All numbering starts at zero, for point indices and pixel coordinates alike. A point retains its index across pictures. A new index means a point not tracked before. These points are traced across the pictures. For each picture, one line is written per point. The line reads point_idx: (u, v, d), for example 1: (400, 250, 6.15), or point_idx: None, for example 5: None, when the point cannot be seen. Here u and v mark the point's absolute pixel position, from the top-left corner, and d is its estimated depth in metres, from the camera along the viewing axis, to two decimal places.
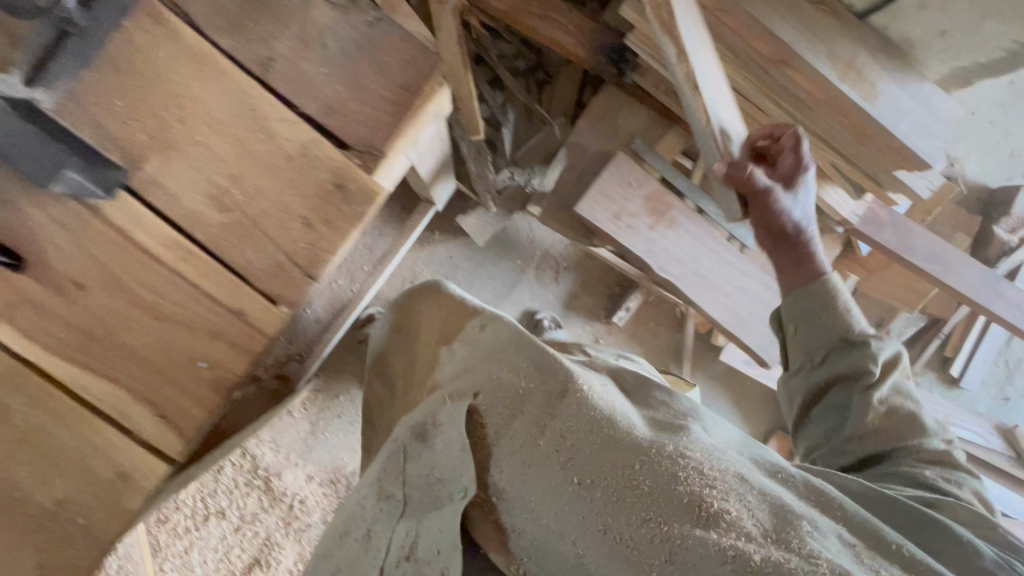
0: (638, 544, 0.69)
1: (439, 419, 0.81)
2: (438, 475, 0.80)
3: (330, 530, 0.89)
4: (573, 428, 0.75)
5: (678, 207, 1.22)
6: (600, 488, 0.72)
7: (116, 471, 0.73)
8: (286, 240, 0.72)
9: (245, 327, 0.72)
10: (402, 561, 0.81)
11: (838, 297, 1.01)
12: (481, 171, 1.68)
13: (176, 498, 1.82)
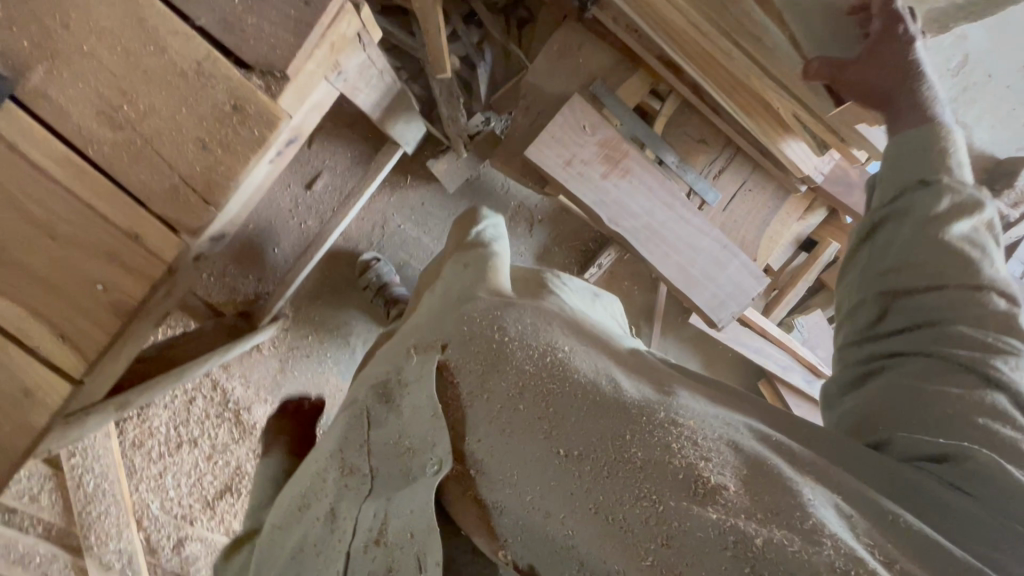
0: (631, 526, 0.62)
1: (407, 379, 0.79)
2: (407, 443, 0.75)
3: (293, 503, 0.87)
4: (554, 391, 0.70)
5: (632, 154, 1.28)
6: (587, 462, 0.65)
7: (19, 388, 0.73)
8: (181, 162, 0.70)
9: (142, 252, 0.71)
10: (373, 544, 0.75)
11: (945, 142, 0.85)
12: (454, 116, 1.57)
13: (149, 426, 1.88)
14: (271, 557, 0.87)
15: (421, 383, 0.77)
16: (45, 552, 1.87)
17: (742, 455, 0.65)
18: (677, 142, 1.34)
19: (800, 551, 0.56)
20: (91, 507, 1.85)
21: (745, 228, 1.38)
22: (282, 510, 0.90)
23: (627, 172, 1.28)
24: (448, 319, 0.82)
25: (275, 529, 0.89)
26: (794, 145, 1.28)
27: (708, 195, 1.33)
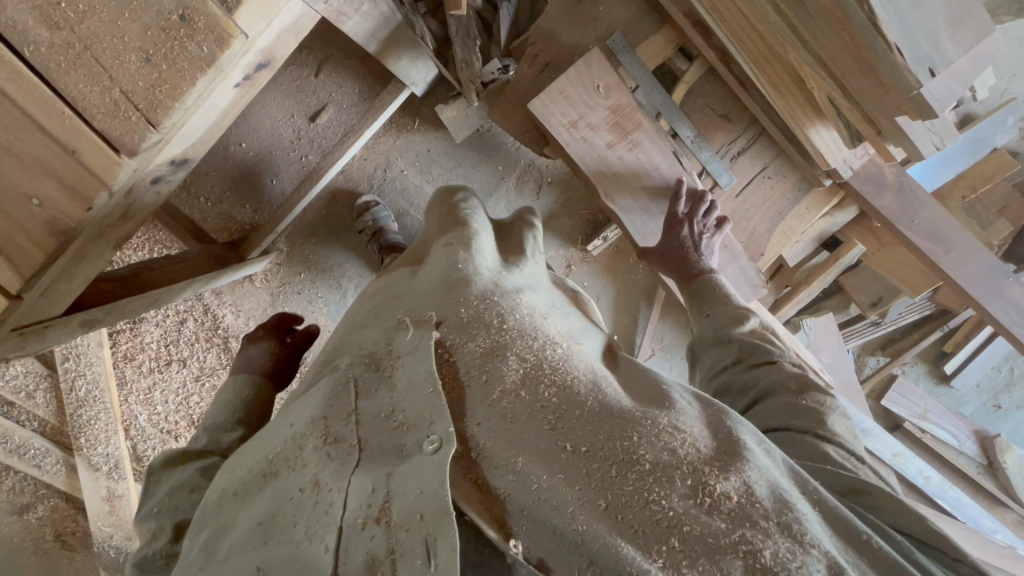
0: (645, 525, 0.65)
1: (399, 352, 0.83)
2: (400, 418, 0.76)
3: (256, 473, 0.80)
4: (559, 388, 0.76)
5: (645, 124, 1.17)
6: (595, 456, 0.69)
7: None
8: (123, 75, 0.63)
9: (80, 170, 0.66)
10: (370, 522, 0.68)
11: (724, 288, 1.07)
12: (467, 57, 1.46)
13: (142, 341, 1.91)
14: (229, 523, 0.79)
15: (420, 356, 0.80)
16: (39, 446, 1.98)
17: (743, 465, 0.70)
18: (698, 115, 1.23)
19: (801, 564, 0.62)
20: (83, 410, 1.93)
21: (759, 217, 1.27)
22: (241, 474, 0.82)
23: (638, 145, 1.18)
24: (441, 300, 0.88)
25: (229, 497, 0.81)
26: (826, 132, 1.16)
27: (721, 177, 1.22)
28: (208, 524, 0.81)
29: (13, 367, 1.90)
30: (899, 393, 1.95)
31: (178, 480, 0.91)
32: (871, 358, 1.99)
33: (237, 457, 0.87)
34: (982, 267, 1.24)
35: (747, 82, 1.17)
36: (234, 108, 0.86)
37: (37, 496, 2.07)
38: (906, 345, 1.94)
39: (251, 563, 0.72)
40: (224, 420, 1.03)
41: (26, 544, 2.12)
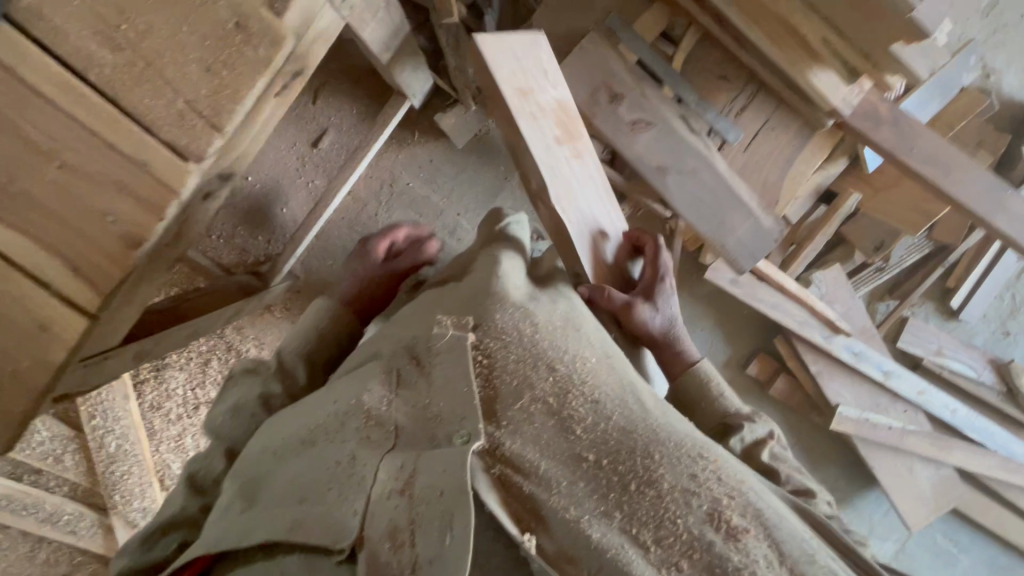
0: (650, 531, 0.82)
1: (436, 348, 0.95)
2: (434, 411, 0.89)
3: (296, 440, 0.94)
4: (588, 407, 0.90)
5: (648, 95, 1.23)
6: (612, 468, 0.85)
7: (37, 322, 0.72)
8: (185, 86, 0.67)
9: (151, 182, 0.69)
10: (397, 493, 0.83)
11: (711, 381, 1.15)
12: (459, 66, 1.57)
13: (168, 388, 1.91)
14: (267, 477, 0.93)
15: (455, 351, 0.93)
16: (72, 511, 1.94)
17: (764, 511, 0.84)
18: (697, 78, 1.29)
19: None
20: (115, 466, 1.91)
21: (769, 166, 1.32)
22: (285, 437, 0.96)
23: (580, 152, 1.16)
24: (471, 299, 1.00)
25: (269, 456, 0.96)
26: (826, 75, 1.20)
27: (729, 134, 1.29)
28: (245, 475, 0.96)
29: (38, 434, 1.86)
30: (913, 331, 2.02)
31: (235, 404, 1.08)
32: (881, 304, 2.06)
33: (278, 422, 1.01)
34: (982, 183, 1.31)
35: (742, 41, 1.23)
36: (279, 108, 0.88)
37: (76, 563, 2.03)
38: (912, 286, 2.01)
39: (286, 518, 0.86)
40: (307, 347, 1.15)
41: None
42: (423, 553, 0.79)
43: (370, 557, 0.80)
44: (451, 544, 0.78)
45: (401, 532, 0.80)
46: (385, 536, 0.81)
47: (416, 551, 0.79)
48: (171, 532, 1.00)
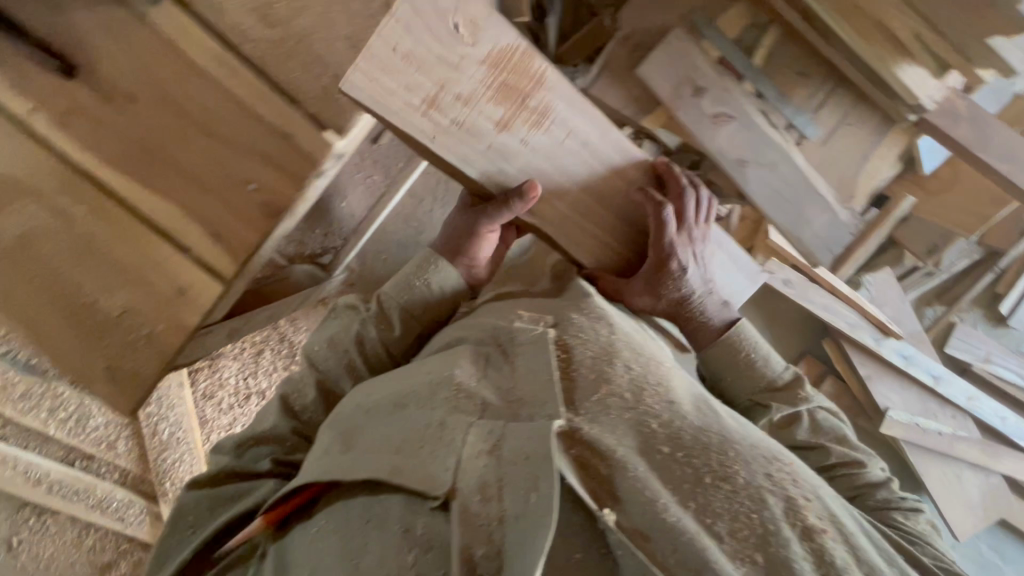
0: (730, 526, 0.75)
1: (519, 339, 0.94)
2: (517, 394, 0.86)
3: (386, 402, 0.91)
4: (664, 401, 0.86)
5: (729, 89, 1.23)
6: (690, 462, 0.80)
7: (173, 286, 0.75)
8: (333, 58, 0.71)
9: (293, 152, 0.72)
10: (484, 453, 0.79)
11: (750, 354, 1.08)
12: None
13: (221, 377, 1.93)
14: (361, 429, 0.89)
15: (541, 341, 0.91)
16: (120, 498, 1.94)
17: (841, 518, 0.79)
18: (782, 68, 1.16)
19: None
20: (165, 453, 1.96)
21: (849, 161, 1.20)
22: (377, 397, 0.93)
23: (548, 116, 0.91)
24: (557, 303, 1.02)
25: (359, 414, 0.92)
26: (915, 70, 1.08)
27: (812, 129, 1.17)
28: (336, 428, 0.92)
29: (93, 419, 1.86)
30: (962, 337, 2.02)
31: (333, 335, 1.10)
32: (929, 309, 2.06)
33: (370, 385, 0.98)
34: None
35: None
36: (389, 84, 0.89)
37: (119, 554, 1.96)
38: (961, 292, 2.02)
39: (384, 464, 0.81)
40: (404, 299, 1.10)
41: None
42: (512, 510, 0.73)
43: (461, 514, 0.73)
44: (537, 503, 0.72)
45: (491, 492, 0.75)
46: (474, 491, 0.75)
47: (504, 509, 0.73)
48: (260, 448, 1.00)
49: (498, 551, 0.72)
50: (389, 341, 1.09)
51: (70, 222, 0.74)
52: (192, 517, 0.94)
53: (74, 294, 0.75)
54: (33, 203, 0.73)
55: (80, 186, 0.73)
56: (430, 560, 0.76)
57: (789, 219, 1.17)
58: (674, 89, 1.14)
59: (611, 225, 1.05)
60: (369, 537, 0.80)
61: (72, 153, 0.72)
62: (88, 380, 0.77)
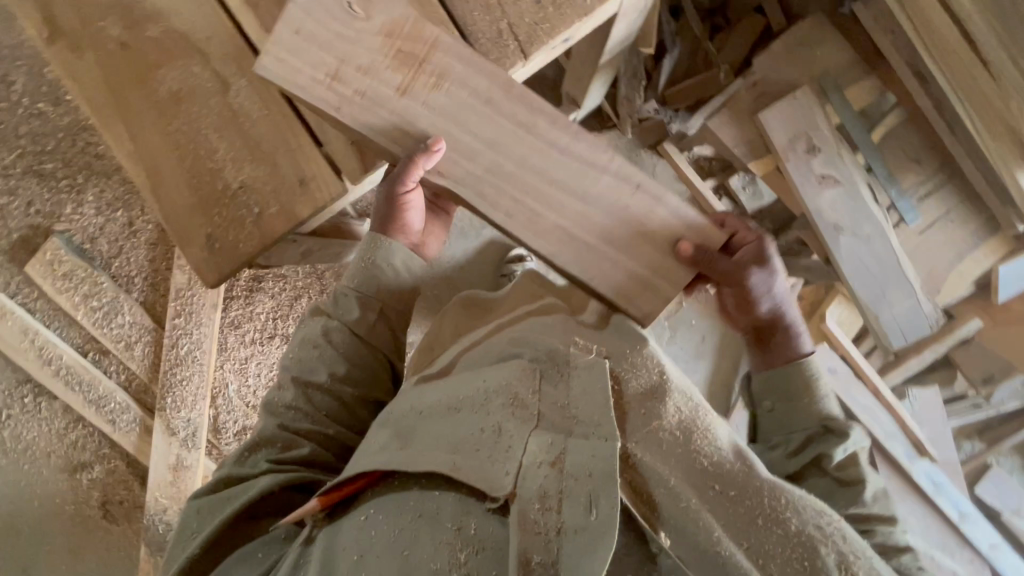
0: (784, 573, 0.66)
1: (574, 363, 0.80)
2: (572, 413, 0.74)
3: (440, 404, 0.81)
4: (715, 439, 0.75)
5: (828, 148, 1.31)
6: (743, 504, 0.70)
7: (298, 176, 0.79)
8: (514, 10, 0.85)
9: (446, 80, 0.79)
10: (546, 463, 0.68)
11: (816, 382, 0.95)
12: (630, 96, 1.67)
13: (254, 310, 1.98)
14: (416, 428, 0.79)
15: (596, 366, 0.78)
16: (120, 400, 1.95)
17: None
18: (891, 156, 1.37)
19: None
20: (179, 369, 1.91)
21: (936, 255, 1.37)
22: (432, 398, 0.83)
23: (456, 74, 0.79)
24: (618, 337, 0.86)
25: (412, 415, 0.82)
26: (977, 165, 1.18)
27: (908, 214, 1.35)
28: (392, 423, 0.83)
29: (122, 317, 1.93)
30: (997, 479, 1.94)
31: (303, 334, 0.95)
32: (966, 442, 2.00)
33: (416, 392, 0.88)
34: None
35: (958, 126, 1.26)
36: (530, 47, 0.84)
37: (97, 456, 2.00)
38: (1002, 433, 1.96)
39: (444, 457, 0.72)
40: (356, 289, 0.94)
41: (67, 508, 2.01)
42: (570, 524, 0.63)
43: (518, 519, 0.63)
44: (597, 521, 0.63)
45: (549, 504, 0.65)
46: (533, 498, 0.65)
47: (561, 521, 0.63)
48: (256, 450, 0.89)
49: (553, 566, 0.61)
50: (359, 324, 0.93)
51: (226, 90, 0.79)
52: (195, 522, 0.85)
53: (207, 159, 0.79)
54: (200, 68, 0.79)
55: (247, 61, 0.79)
56: (485, 561, 0.66)
57: (873, 296, 1.31)
58: (788, 143, 1.31)
59: (636, 248, 0.84)
60: (421, 528, 0.70)
61: (251, 30, 0.78)
62: (190, 241, 0.79)
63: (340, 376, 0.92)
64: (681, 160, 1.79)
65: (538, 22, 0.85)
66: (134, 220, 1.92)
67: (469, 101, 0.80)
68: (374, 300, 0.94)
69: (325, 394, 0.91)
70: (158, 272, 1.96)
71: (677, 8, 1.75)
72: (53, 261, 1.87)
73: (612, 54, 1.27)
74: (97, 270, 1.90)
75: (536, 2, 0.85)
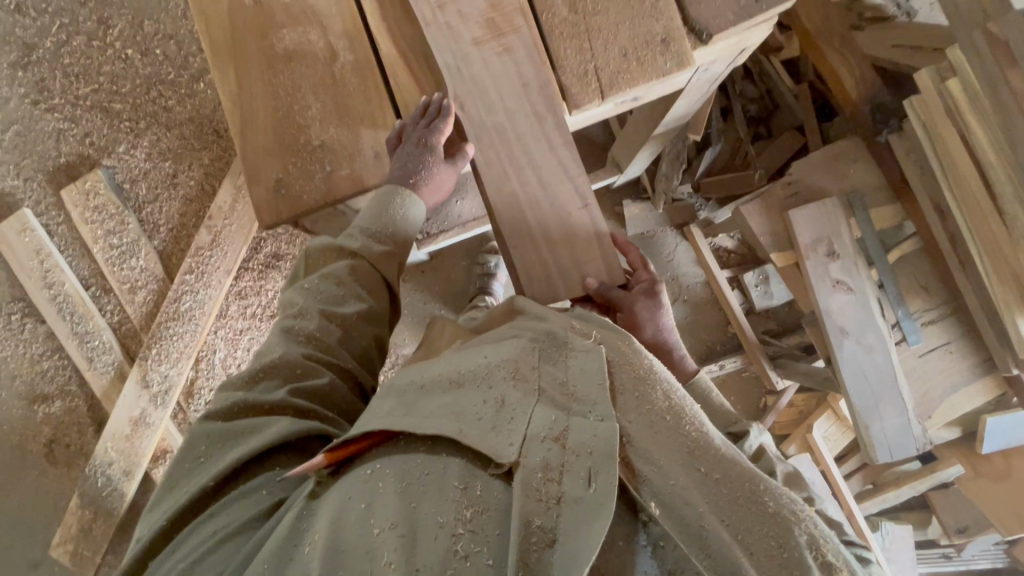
0: (761, 551, 0.66)
1: (572, 345, 0.81)
2: (571, 389, 0.76)
3: (442, 378, 0.78)
4: (700, 423, 0.76)
5: (845, 256, 1.39)
6: (726, 486, 0.70)
7: (373, 151, 0.96)
8: (602, 56, 0.96)
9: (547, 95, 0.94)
10: (549, 439, 0.69)
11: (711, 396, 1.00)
12: (668, 175, 1.79)
13: (264, 286, 1.98)
14: (416, 403, 0.77)
15: (594, 351, 0.79)
16: (104, 340, 1.93)
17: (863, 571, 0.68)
18: (903, 277, 1.46)
19: None
20: (172, 324, 1.90)
21: (932, 382, 1.41)
22: (434, 371, 0.80)
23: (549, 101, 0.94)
24: (620, 343, 0.84)
25: (413, 390, 0.79)
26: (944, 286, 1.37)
27: (912, 335, 1.41)
28: (392, 395, 0.81)
29: (135, 260, 1.95)
30: None
31: (323, 270, 0.95)
32: None
33: (421, 365, 0.85)
34: None
35: (969, 265, 1.35)
36: (609, 90, 0.95)
37: (61, 391, 1.95)
38: None
39: (451, 426, 0.72)
40: (379, 231, 0.95)
41: (14, 436, 1.94)
42: (570, 494, 0.66)
43: (522, 485, 0.66)
44: (593, 494, 0.66)
45: (551, 476, 0.67)
46: (537, 469, 0.67)
47: (561, 491, 0.66)
48: (270, 381, 0.88)
49: (552, 532, 0.64)
50: (386, 261, 0.96)
51: (335, 61, 0.96)
52: (206, 447, 0.85)
53: (298, 114, 0.95)
54: (319, 36, 0.96)
55: (363, 44, 0.96)
56: (487, 522, 0.67)
57: (866, 406, 1.34)
58: (810, 244, 1.40)
59: (563, 254, 0.95)
60: (427, 486, 0.71)
61: (397, 31, 0.97)
62: (263, 176, 0.94)
63: (358, 310, 0.93)
64: (703, 243, 1.87)
65: (620, 72, 0.95)
66: (178, 173, 1.97)
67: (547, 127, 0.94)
68: (391, 247, 0.97)
69: (343, 327, 0.92)
70: (184, 226, 1.98)
71: (727, 108, 1.90)
72: (90, 192, 1.93)
73: (665, 129, 1.38)
74: (127, 211, 1.94)
75: (623, 55, 0.96)
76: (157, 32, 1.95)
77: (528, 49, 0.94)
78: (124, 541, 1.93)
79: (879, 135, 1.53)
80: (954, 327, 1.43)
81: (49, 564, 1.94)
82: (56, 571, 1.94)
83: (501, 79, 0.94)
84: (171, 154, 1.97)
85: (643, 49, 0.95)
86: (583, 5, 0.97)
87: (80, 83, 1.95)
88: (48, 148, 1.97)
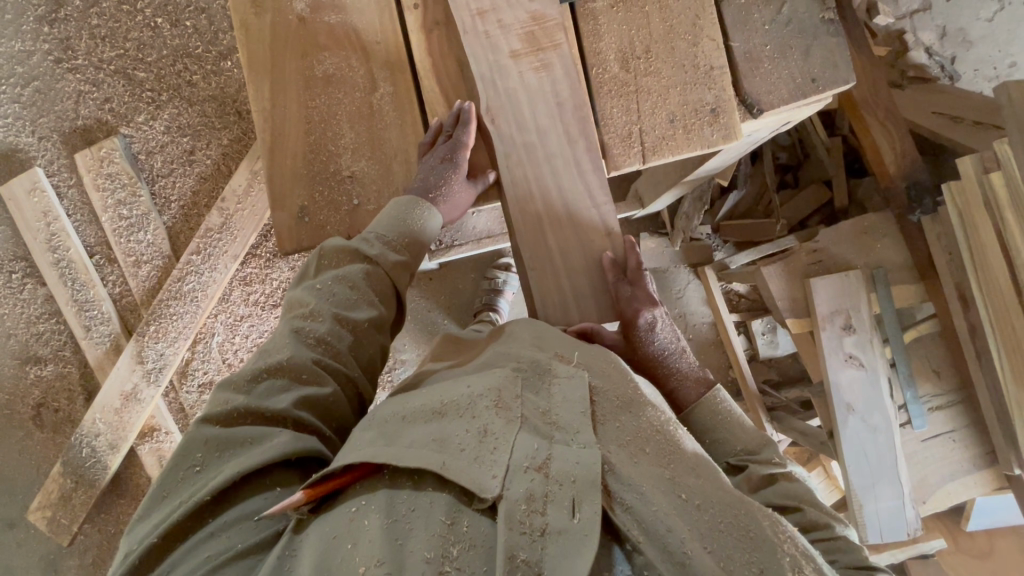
0: None
1: (555, 371, 0.77)
2: (555, 419, 0.71)
3: (424, 408, 0.74)
4: (678, 454, 0.72)
5: (863, 332, 1.44)
6: (709, 512, 0.66)
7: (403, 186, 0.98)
8: (649, 120, 0.97)
9: (587, 147, 0.94)
10: (532, 469, 0.65)
11: (725, 407, 0.93)
12: (689, 214, 1.78)
13: (269, 275, 1.96)
14: (393, 437, 0.71)
15: (576, 377, 0.75)
16: (104, 310, 1.91)
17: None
18: (914, 360, 1.49)
19: None
20: (173, 304, 1.87)
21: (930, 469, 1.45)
22: (414, 403, 0.75)
23: (590, 158, 0.94)
24: (604, 367, 0.80)
25: (394, 420, 0.74)
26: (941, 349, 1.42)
27: (917, 419, 1.45)
28: (372, 427, 0.75)
29: (143, 234, 1.92)
30: None
31: (340, 271, 0.91)
32: None
33: (403, 395, 0.80)
34: None
35: (983, 351, 1.36)
36: (651, 155, 0.97)
37: (55, 355, 1.94)
38: None
39: (432, 457, 0.66)
40: (394, 238, 0.92)
41: (4, 395, 1.93)
42: (554, 526, 0.61)
43: (505, 517, 0.61)
44: (579, 524, 0.61)
45: (534, 508, 0.62)
46: (520, 500, 0.62)
47: (546, 523, 0.62)
48: (275, 381, 0.83)
49: (538, 566, 0.59)
50: (399, 269, 0.93)
51: (373, 92, 0.98)
52: (202, 455, 0.78)
53: (331, 142, 0.97)
54: (362, 63, 0.98)
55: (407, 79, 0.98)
56: (472, 561, 0.62)
57: (863, 484, 1.40)
58: (828, 313, 1.47)
59: (583, 300, 0.94)
60: (413, 523, 0.65)
61: (447, 71, 0.99)
62: (290, 201, 0.97)
63: (370, 317, 0.90)
64: (715, 286, 1.84)
65: (665, 137, 0.97)
66: (195, 150, 1.93)
67: (586, 184, 0.94)
68: (406, 257, 0.94)
69: (354, 333, 0.89)
70: (195, 205, 1.95)
71: (756, 152, 1.89)
72: (104, 158, 1.89)
73: (693, 178, 1.37)
74: (140, 182, 1.91)
75: (670, 121, 0.97)
76: (190, 4, 1.90)
77: (575, 101, 0.94)
78: (100, 512, 1.92)
79: (911, 214, 1.51)
80: (942, 406, 1.47)
81: (24, 526, 1.94)
82: (30, 534, 1.94)
83: (544, 131, 0.94)
84: (190, 129, 1.92)
85: (691, 117, 0.96)
86: (635, 65, 0.98)
87: (106, 46, 1.91)
88: (67, 108, 1.93)
